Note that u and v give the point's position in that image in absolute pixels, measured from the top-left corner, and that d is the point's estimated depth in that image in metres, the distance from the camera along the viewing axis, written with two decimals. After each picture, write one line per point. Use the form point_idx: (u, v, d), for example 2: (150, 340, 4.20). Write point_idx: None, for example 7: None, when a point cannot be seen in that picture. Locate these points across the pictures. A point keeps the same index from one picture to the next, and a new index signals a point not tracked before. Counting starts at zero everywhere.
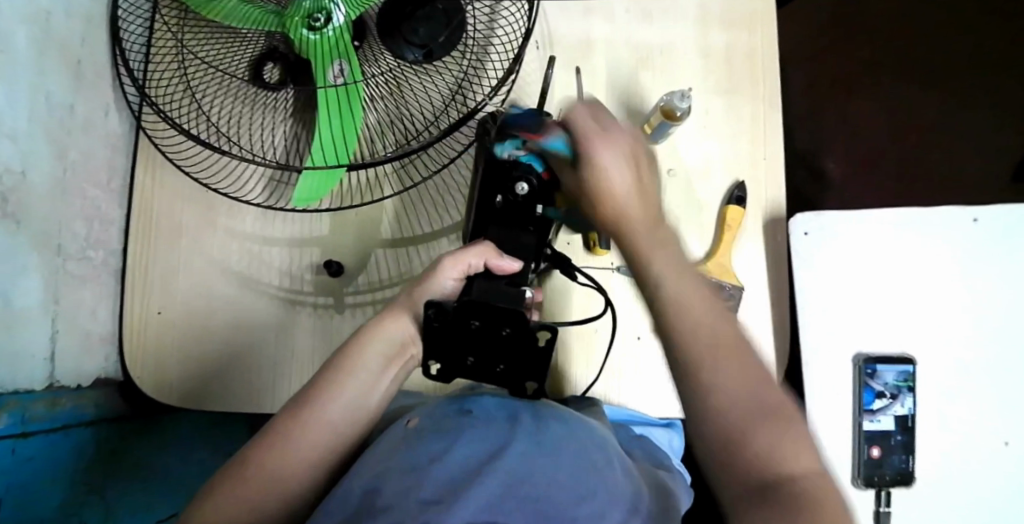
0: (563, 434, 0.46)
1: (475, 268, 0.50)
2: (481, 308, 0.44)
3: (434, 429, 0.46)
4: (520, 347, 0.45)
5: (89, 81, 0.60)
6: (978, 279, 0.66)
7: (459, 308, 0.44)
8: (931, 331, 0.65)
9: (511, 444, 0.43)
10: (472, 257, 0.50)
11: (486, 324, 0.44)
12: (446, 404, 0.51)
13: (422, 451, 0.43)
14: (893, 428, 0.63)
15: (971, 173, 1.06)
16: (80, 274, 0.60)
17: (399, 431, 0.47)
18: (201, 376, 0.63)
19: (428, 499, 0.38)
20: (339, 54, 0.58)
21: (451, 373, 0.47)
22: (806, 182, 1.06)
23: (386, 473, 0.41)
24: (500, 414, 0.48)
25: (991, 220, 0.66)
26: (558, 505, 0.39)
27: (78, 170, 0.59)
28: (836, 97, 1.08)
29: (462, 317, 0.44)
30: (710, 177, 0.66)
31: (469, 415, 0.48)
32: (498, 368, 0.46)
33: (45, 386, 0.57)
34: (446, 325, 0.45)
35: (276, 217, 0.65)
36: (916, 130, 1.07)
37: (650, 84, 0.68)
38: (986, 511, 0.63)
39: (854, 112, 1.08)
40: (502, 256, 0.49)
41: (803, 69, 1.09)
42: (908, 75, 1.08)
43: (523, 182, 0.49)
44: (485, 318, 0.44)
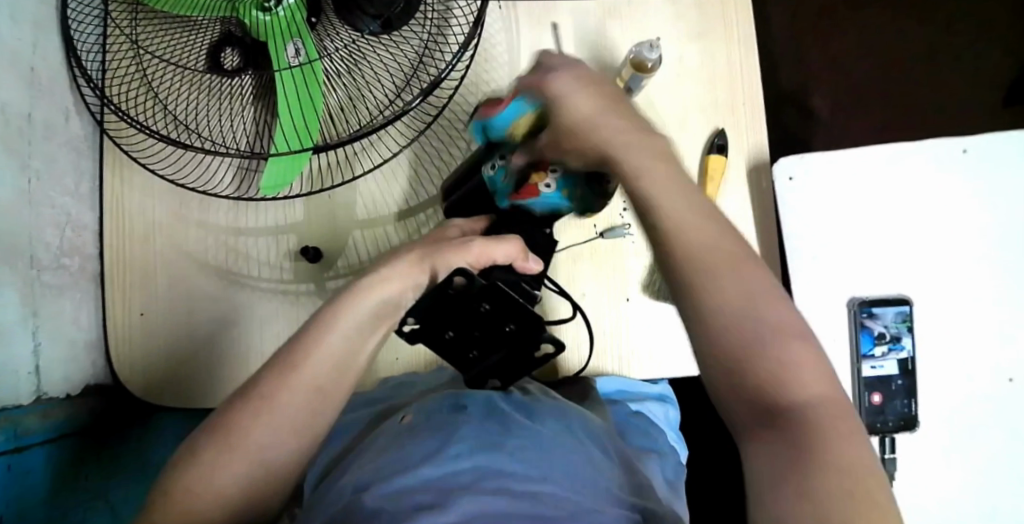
0: (556, 426, 0.46)
1: (498, 264, 0.47)
2: (498, 294, 0.46)
3: (425, 427, 0.45)
4: (514, 340, 0.49)
5: (46, 88, 0.58)
6: (974, 211, 0.63)
7: (484, 290, 0.45)
8: (928, 270, 0.63)
9: (508, 442, 0.42)
10: (499, 252, 0.47)
11: (494, 311, 0.47)
12: (441, 399, 0.50)
13: (414, 450, 0.42)
14: (895, 372, 0.62)
15: (968, 98, 1.02)
16: (56, 284, 0.59)
17: (392, 428, 0.47)
18: (155, 356, 0.63)
19: (420, 501, 0.37)
20: (294, 35, 0.57)
21: (421, 338, 0.49)
22: (794, 120, 1.02)
23: (377, 477, 0.41)
24: (498, 411, 0.47)
25: (981, 149, 0.64)
26: (555, 494, 0.38)
27: (43, 180, 0.58)
28: (822, 32, 1.04)
29: (479, 298, 0.46)
30: (689, 127, 0.64)
31: (464, 412, 0.47)
32: (471, 353, 0.51)
33: (33, 399, 0.57)
34: (462, 296, 0.46)
35: (248, 207, 0.64)
36: (908, 59, 1.03)
37: (618, 36, 0.65)
38: (992, 448, 0.61)
39: (841, 46, 1.04)
40: (529, 259, 0.48)
41: (787, 5, 1.05)
42: (896, 2, 1.04)
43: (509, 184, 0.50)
44: (497, 304, 0.47)
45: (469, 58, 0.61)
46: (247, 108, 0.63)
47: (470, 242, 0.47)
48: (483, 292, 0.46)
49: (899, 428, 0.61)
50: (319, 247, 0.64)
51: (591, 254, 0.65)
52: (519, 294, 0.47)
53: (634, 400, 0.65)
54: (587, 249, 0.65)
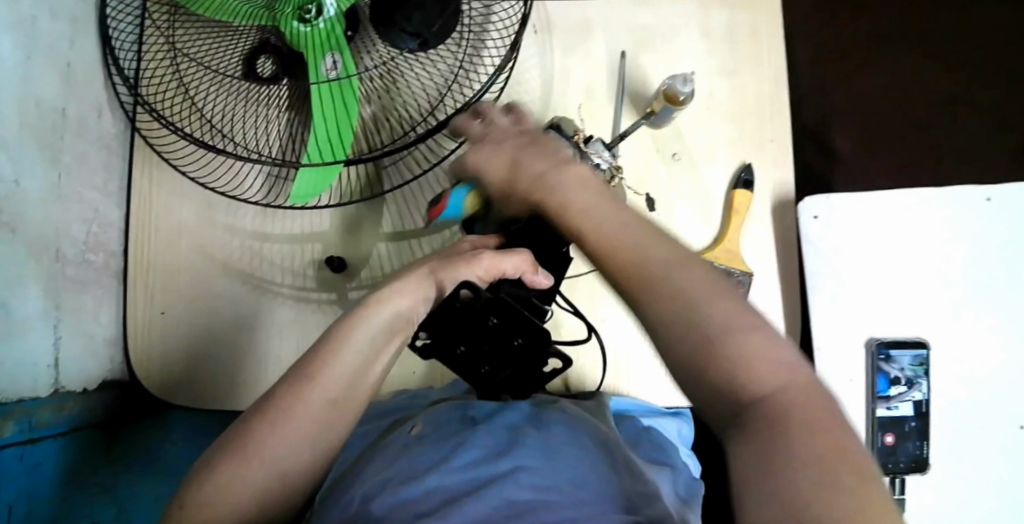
0: (561, 437, 0.46)
1: (509, 277, 0.46)
2: (505, 309, 0.44)
3: (430, 441, 0.46)
4: (522, 353, 0.47)
5: (82, 84, 0.59)
6: (995, 260, 0.64)
7: (490, 304, 0.43)
8: (946, 315, 0.63)
9: (512, 450, 0.43)
10: (508, 264, 0.46)
11: (503, 325, 0.45)
12: (448, 410, 0.51)
13: (422, 460, 0.43)
14: (909, 414, 0.62)
15: (989, 143, 1.02)
16: (80, 279, 0.59)
17: (400, 439, 0.47)
18: (175, 358, 0.63)
19: (423, 512, 0.38)
20: (332, 47, 0.57)
21: (432, 352, 0.47)
22: (814, 154, 1.03)
23: (385, 483, 0.41)
24: (505, 419, 0.48)
25: (1005, 199, 0.64)
26: (557, 506, 0.38)
27: (74, 174, 0.58)
28: (844, 70, 1.05)
29: (486, 312, 0.44)
30: (716, 160, 0.65)
31: (471, 423, 0.48)
32: (482, 368, 0.49)
33: (50, 393, 0.57)
34: (468, 310, 0.44)
35: (275, 214, 0.64)
36: (928, 101, 1.04)
37: (651, 66, 0.66)
38: (1001, 496, 0.62)
39: (863, 84, 1.05)
40: (538, 272, 0.47)
41: (811, 41, 1.06)
42: (918, 45, 1.05)
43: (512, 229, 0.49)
44: (505, 318, 0.44)
45: (504, 81, 0.62)
46: (281, 114, 0.63)
47: (478, 255, 0.46)
48: (491, 304, 0.44)
49: (911, 470, 0.61)
50: (343, 256, 0.64)
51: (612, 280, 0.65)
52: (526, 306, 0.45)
53: (647, 417, 0.63)
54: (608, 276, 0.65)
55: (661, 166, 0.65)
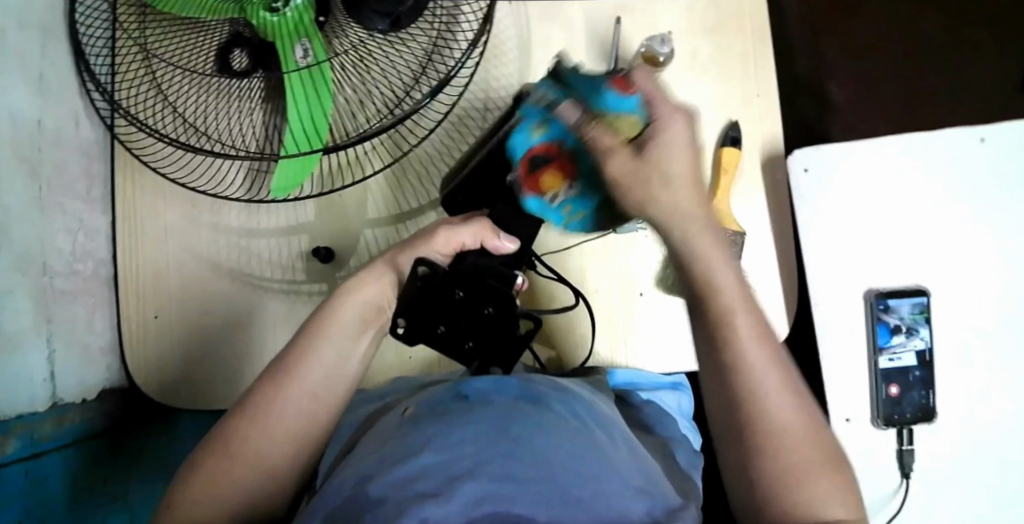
0: (563, 412, 0.45)
1: (470, 247, 0.49)
2: (464, 278, 0.46)
3: (427, 416, 0.44)
4: (498, 327, 0.47)
5: (55, 93, 0.58)
6: (995, 201, 0.63)
7: (449, 275, 0.46)
8: (944, 259, 0.62)
9: (509, 423, 0.42)
10: (467, 236, 0.49)
11: (470, 298, 0.46)
12: (445, 390, 0.49)
13: (417, 438, 0.41)
14: (913, 363, 0.61)
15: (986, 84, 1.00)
16: (70, 290, 0.59)
17: (396, 420, 0.46)
18: (171, 360, 0.63)
19: (423, 492, 0.36)
20: (301, 34, 0.57)
21: (416, 338, 0.48)
22: (810, 109, 1.02)
23: (378, 465, 0.40)
24: (499, 394, 0.46)
25: (998, 138, 0.63)
26: (558, 483, 0.38)
27: (54, 186, 0.58)
28: (836, 20, 1.03)
29: (449, 284, 0.45)
30: (702, 123, 0.64)
31: (467, 398, 0.46)
32: (466, 345, 0.48)
33: (49, 406, 0.57)
34: (431, 287, 0.46)
35: (260, 208, 0.64)
36: (924, 45, 1.02)
37: (633, 28, 0.65)
38: (1014, 438, 0.61)
39: (857, 33, 1.03)
40: (500, 235, 0.49)
41: None
42: None
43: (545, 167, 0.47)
44: (470, 289, 0.46)
45: (478, 55, 0.61)
46: (257, 109, 0.63)
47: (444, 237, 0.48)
48: (453, 276, 0.46)
49: (918, 420, 0.60)
50: (330, 247, 0.64)
51: (603, 252, 0.65)
52: (490, 275, 0.46)
53: (648, 389, 0.63)
54: (598, 247, 0.65)
55: None
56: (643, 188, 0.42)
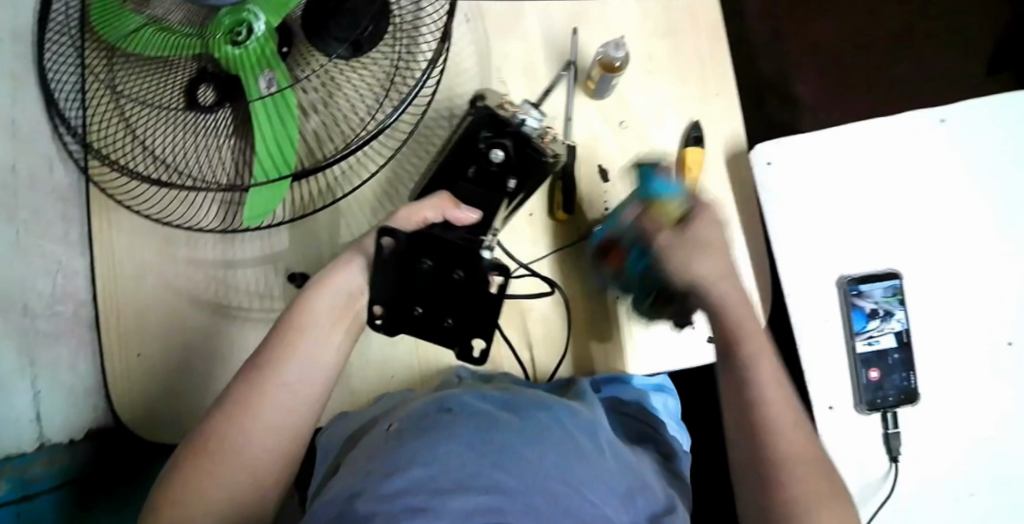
0: (547, 424, 0.45)
1: (431, 219, 0.48)
2: (429, 243, 0.45)
3: (412, 431, 0.42)
4: (470, 293, 0.45)
5: (27, 138, 0.59)
6: (958, 181, 0.63)
7: (412, 241, 0.45)
8: (914, 240, 0.63)
9: (496, 437, 0.41)
10: (428, 209, 0.49)
11: (439, 265, 0.45)
12: (425, 406, 0.47)
13: (405, 451, 0.39)
14: (891, 346, 0.61)
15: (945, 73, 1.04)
16: (52, 330, 0.60)
17: (380, 437, 0.45)
18: (154, 396, 0.63)
19: (416, 506, 0.35)
20: (264, 66, 0.56)
21: (395, 325, 0.46)
22: (779, 107, 1.03)
23: (366, 480, 0.38)
24: (481, 411, 0.45)
25: (956, 119, 0.64)
26: (549, 496, 0.38)
27: (31, 229, 0.59)
28: (798, 19, 1.05)
29: (416, 253, 0.45)
30: (664, 127, 0.65)
31: (449, 413, 0.45)
32: (445, 322, 0.46)
33: (37, 447, 0.58)
34: (399, 259, 0.45)
35: (234, 239, 0.65)
36: (885, 38, 1.04)
37: (589, 38, 0.66)
38: (996, 414, 0.61)
39: (820, 30, 1.05)
40: (459, 207, 0.49)
41: None
42: None
43: (501, 151, 0.50)
44: (437, 257, 0.45)
45: (439, 75, 0.62)
46: (226, 141, 0.63)
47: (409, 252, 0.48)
48: (417, 245, 0.45)
49: (900, 403, 0.60)
50: (305, 271, 0.65)
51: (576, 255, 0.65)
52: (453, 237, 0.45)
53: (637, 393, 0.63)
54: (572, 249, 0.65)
55: (610, 135, 0.65)
56: (686, 253, 0.50)
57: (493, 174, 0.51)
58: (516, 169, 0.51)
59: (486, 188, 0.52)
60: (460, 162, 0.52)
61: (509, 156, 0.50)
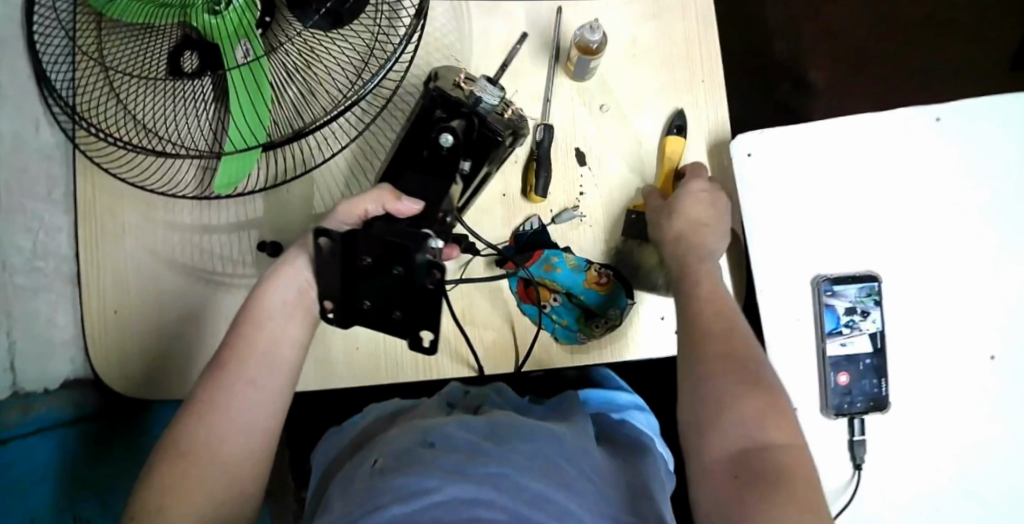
0: (527, 454, 0.42)
1: (372, 213, 0.46)
2: (368, 241, 0.41)
3: (391, 473, 0.40)
4: (411, 290, 0.41)
5: (12, 98, 0.60)
6: (950, 185, 0.60)
7: (347, 240, 0.42)
8: (898, 243, 0.60)
9: (476, 466, 0.39)
10: (370, 203, 0.47)
11: (378, 261, 0.42)
12: (409, 437, 0.45)
13: (382, 492, 0.37)
14: (864, 350, 0.59)
15: (957, 76, 1.01)
16: (30, 285, 0.61)
17: (364, 472, 0.43)
18: (130, 354, 0.65)
19: None
20: (242, 35, 0.57)
21: (348, 320, 0.45)
22: (791, 94, 1.01)
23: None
24: (464, 442, 0.43)
25: (954, 119, 0.61)
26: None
27: (13, 187, 0.60)
28: (817, 5, 1.03)
29: (356, 248, 0.42)
30: (646, 114, 0.63)
31: (431, 446, 0.42)
32: (393, 315, 0.42)
33: (9, 396, 0.60)
34: (340, 256, 0.43)
35: (210, 204, 0.66)
36: (905, 32, 1.02)
37: (572, 18, 0.64)
38: (970, 428, 0.59)
39: (838, 17, 1.03)
40: (400, 199, 0.45)
41: None
42: None
43: (449, 134, 0.47)
44: (376, 253, 0.41)
45: (412, 50, 0.62)
46: (208, 108, 0.64)
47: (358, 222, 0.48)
48: (353, 241, 0.43)
49: (869, 409, 0.59)
50: (276, 239, 0.65)
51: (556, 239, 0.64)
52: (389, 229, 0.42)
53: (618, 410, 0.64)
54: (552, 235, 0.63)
55: (588, 118, 0.64)
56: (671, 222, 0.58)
57: (443, 158, 0.48)
58: (466, 152, 0.48)
59: (432, 172, 0.48)
60: (412, 147, 0.50)
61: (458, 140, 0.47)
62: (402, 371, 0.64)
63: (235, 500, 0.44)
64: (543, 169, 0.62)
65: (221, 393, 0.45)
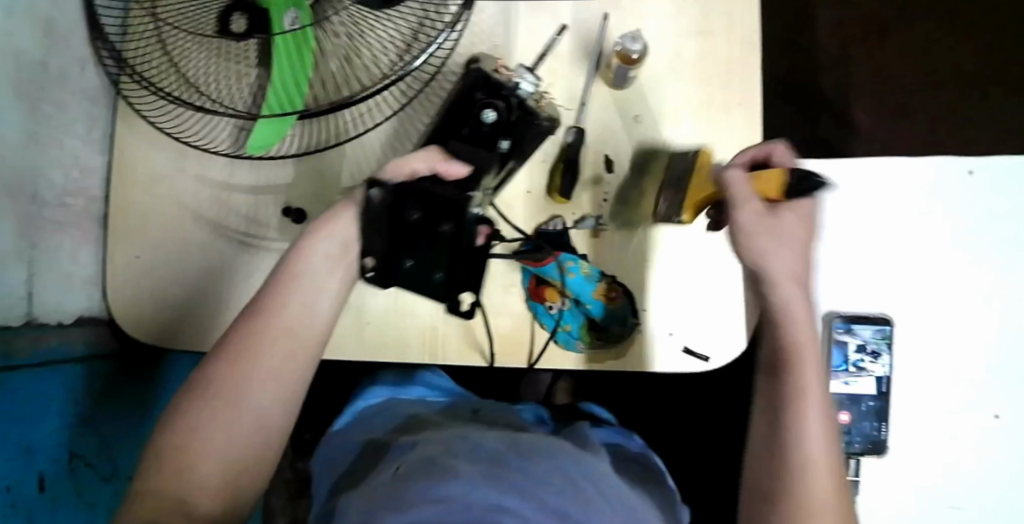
0: (545, 464, 0.41)
1: (419, 171, 0.49)
2: (420, 197, 0.46)
3: (408, 477, 0.38)
4: (456, 245, 0.47)
5: (64, 38, 0.61)
6: (975, 237, 0.60)
7: (399, 194, 0.47)
8: (916, 292, 0.60)
9: (500, 470, 0.39)
10: (416, 161, 0.49)
11: (427, 218, 0.47)
12: (425, 449, 0.44)
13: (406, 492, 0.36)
14: (868, 392, 0.59)
15: (1003, 130, 1.01)
16: (58, 220, 0.63)
17: (382, 478, 0.40)
18: (146, 300, 0.66)
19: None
20: (290, 4, 0.59)
21: (386, 279, 0.50)
22: (831, 130, 1.03)
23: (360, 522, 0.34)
24: (483, 451, 0.42)
25: (987, 172, 0.60)
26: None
27: (53, 123, 0.61)
28: (872, 44, 1.04)
29: (406, 205, 0.47)
30: (679, 129, 0.64)
31: (450, 453, 0.41)
32: (436, 274, 0.49)
33: (23, 322, 0.61)
34: (388, 211, 0.47)
35: (241, 164, 0.67)
36: (960, 81, 1.02)
37: (617, 26, 0.65)
38: (966, 484, 0.59)
39: (893, 59, 1.03)
40: (450, 160, 0.49)
41: (839, 11, 1.04)
42: (951, 22, 1.03)
43: (493, 111, 0.50)
44: (425, 210, 0.47)
45: (456, 37, 0.63)
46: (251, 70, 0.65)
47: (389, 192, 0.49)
48: (403, 197, 0.47)
49: (863, 451, 0.58)
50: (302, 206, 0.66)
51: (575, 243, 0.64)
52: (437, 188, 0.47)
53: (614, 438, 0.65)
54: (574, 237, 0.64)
55: (621, 129, 0.64)
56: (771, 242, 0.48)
57: (484, 134, 0.51)
58: (506, 130, 0.51)
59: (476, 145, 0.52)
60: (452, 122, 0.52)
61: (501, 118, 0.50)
62: (409, 351, 0.65)
63: (231, 450, 0.45)
64: (570, 172, 0.62)
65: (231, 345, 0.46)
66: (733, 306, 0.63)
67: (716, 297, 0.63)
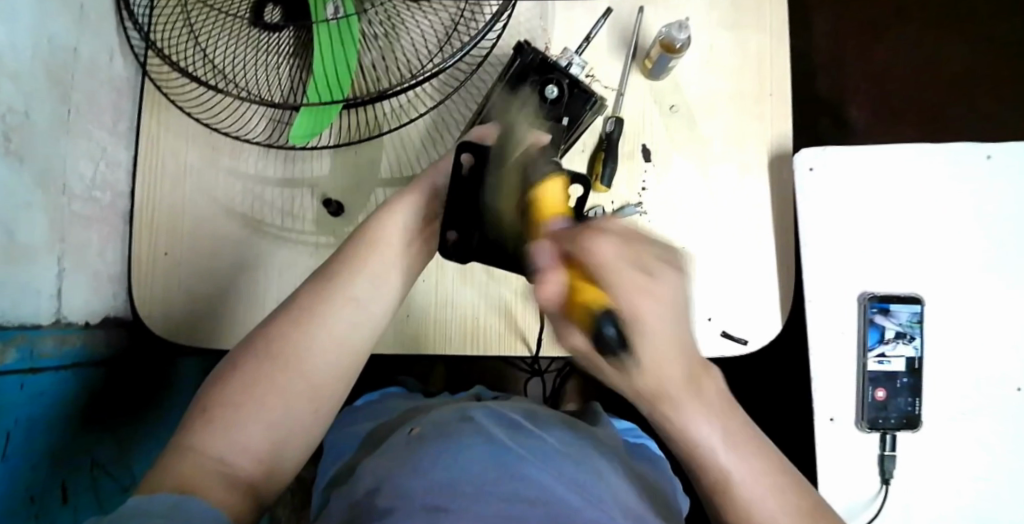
0: (552, 452, 0.45)
1: (500, 136, 0.51)
2: (511, 161, 0.45)
3: (434, 436, 0.44)
4: None
5: (93, 26, 0.59)
6: (993, 220, 0.63)
7: (492, 158, 0.46)
8: (937, 271, 0.63)
9: (510, 452, 0.43)
10: (496, 127, 0.51)
11: (516, 180, 0.45)
12: (447, 412, 0.49)
13: (424, 457, 0.42)
14: (902, 369, 0.62)
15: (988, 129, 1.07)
16: (86, 214, 0.60)
17: (402, 437, 0.47)
18: (176, 298, 0.64)
19: (433, 507, 0.37)
20: None
21: (468, 250, 0.47)
22: (829, 129, 1.07)
23: (387, 476, 0.42)
24: (500, 426, 0.47)
25: (1003, 158, 0.64)
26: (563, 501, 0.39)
27: (83, 112, 0.59)
28: (865, 48, 1.09)
29: (495, 169, 0.45)
30: (716, 120, 0.65)
31: (471, 423, 0.46)
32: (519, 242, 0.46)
33: (52, 321, 0.58)
34: (477, 172, 0.46)
35: (277, 157, 0.65)
36: (949, 83, 1.08)
37: (653, 19, 0.66)
38: (994, 456, 0.61)
39: (883, 62, 1.09)
40: (526, 127, 0.51)
41: (830, 15, 1.10)
42: (936, 28, 1.09)
43: (554, 86, 0.58)
44: (515, 174, 0.45)
45: (500, 29, 0.63)
46: (285, 61, 0.63)
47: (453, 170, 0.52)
48: (494, 160, 0.46)
49: (902, 426, 0.61)
50: (342, 201, 0.65)
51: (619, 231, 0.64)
52: (528, 150, 0.45)
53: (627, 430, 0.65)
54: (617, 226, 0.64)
55: (658, 118, 0.65)
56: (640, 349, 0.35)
57: (545, 109, 0.58)
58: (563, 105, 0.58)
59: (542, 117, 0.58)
60: (512, 101, 0.59)
61: (561, 92, 0.58)
62: (450, 343, 0.64)
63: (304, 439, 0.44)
64: (611, 160, 0.63)
65: (302, 334, 0.46)
66: (768, 291, 0.63)
67: (759, 285, 0.63)
